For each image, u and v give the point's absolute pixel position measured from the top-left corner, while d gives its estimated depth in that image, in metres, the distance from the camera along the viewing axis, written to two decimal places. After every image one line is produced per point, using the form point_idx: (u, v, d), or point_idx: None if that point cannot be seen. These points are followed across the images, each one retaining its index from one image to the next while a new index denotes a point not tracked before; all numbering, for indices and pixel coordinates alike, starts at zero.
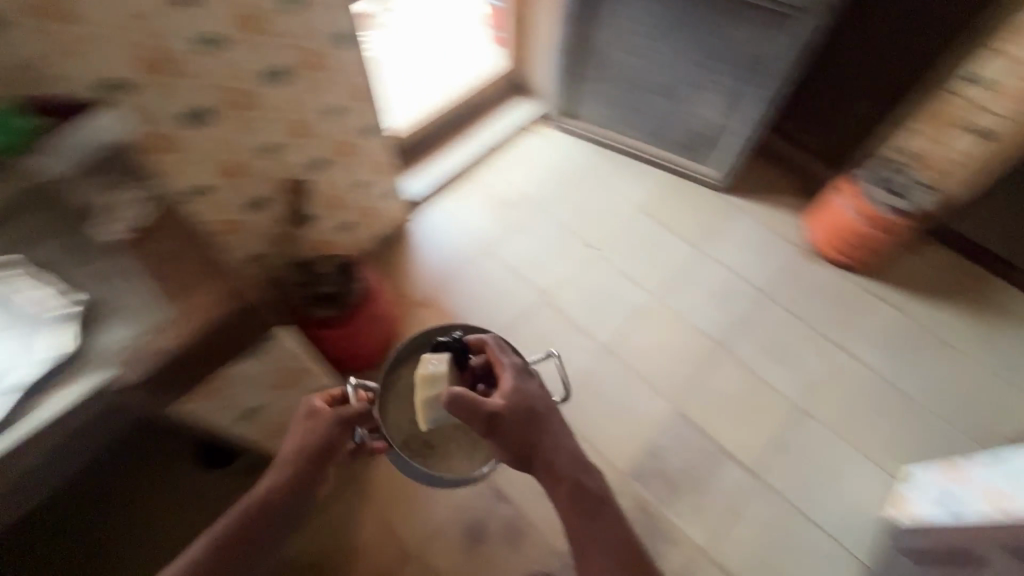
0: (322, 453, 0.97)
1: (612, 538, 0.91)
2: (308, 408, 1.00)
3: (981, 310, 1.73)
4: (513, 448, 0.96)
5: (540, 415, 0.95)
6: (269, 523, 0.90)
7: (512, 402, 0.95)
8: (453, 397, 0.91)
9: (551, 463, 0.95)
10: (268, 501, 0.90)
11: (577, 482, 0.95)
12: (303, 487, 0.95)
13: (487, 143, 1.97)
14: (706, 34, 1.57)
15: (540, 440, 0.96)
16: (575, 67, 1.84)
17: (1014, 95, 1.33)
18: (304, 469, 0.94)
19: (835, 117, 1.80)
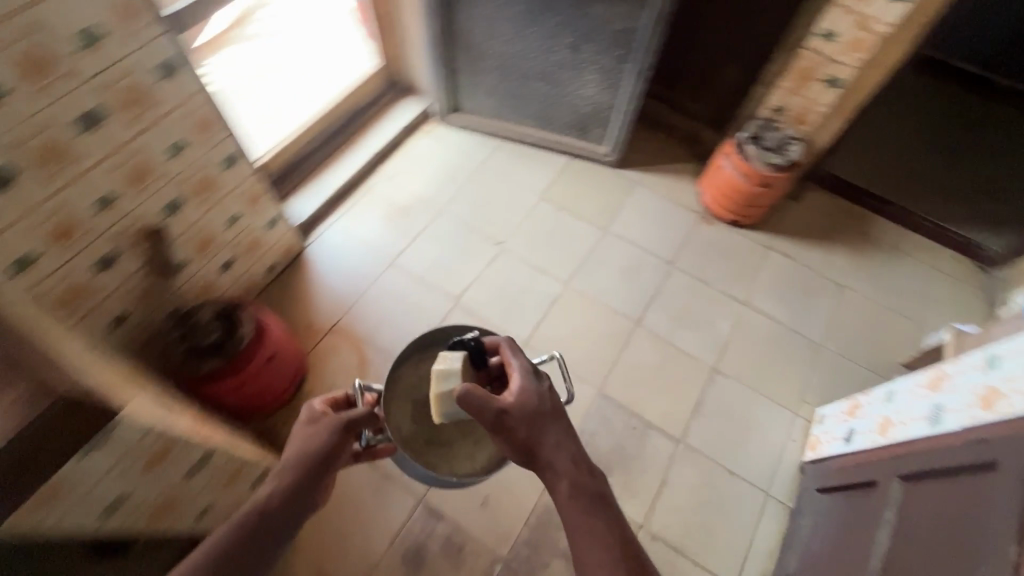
0: (324, 459, 1.02)
1: (615, 545, 0.83)
2: (311, 413, 1.07)
3: (861, 247, 1.87)
4: (520, 447, 0.91)
5: (554, 416, 0.90)
6: (271, 528, 0.93)
7: (523, 401, 0.91)
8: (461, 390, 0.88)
9: (559, 464, 0.89)
10: (270, 505, 0.94)
11: (585, 484, 0.88)
12: (304, 493, 0.99)
13: (375, 150, 1.91)
14: (574, 15, 1.54)
15: (547, 440, 0.91)
16: (452, 62, 1.80)
17: (855, 45, 1.47)
18: (305, 474, 0.99)
19: (708, 82, 1.86)
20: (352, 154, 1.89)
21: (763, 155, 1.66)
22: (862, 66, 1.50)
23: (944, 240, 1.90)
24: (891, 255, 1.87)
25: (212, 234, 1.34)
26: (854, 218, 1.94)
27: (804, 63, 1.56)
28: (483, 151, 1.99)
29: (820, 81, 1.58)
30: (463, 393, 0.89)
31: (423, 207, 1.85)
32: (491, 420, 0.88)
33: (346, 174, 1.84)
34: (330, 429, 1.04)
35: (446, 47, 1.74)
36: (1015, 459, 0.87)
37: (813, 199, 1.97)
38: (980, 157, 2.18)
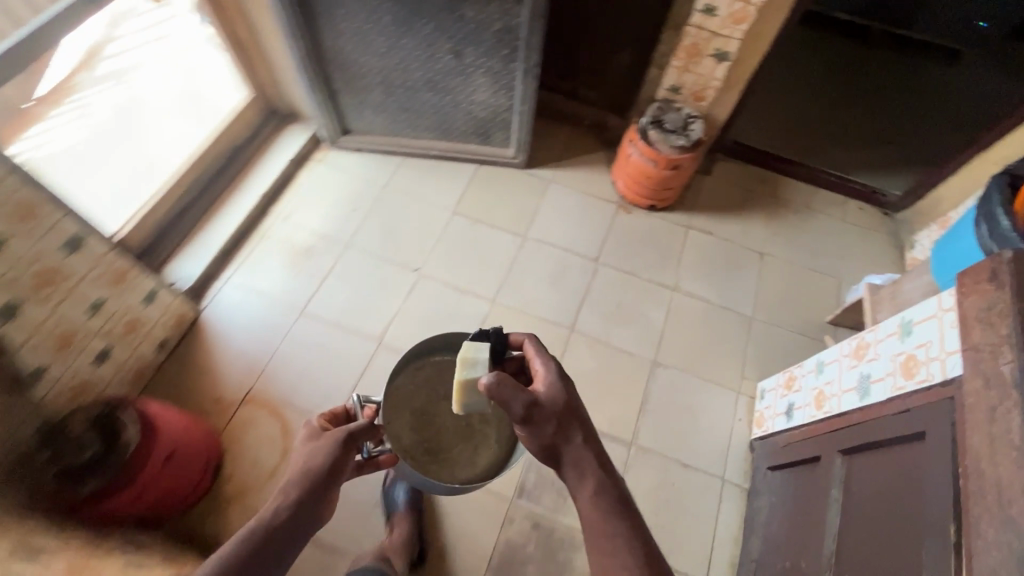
0: (328, 476, 0.94)
1: (630, 537, 0.88)
2: (310, 430, 1.01)
3: (774, 211, 1.90)
4: (543, 443, 0.94)
5: (581, 417, 0.93)
6: (279, 550, 0.85)
7: (553, 400, 0.94)
8: (492, 381, 0.88)
9: (582, 464, 0.93)
10: (275, 525, 0.86)
11: (607, 484, 0.92)
12: (310, 511, 0.91)
13: (263, 191, 1.74)
14: (448, 20, 1.43)
15: (571, 439, 0.94)
16: (328, 84, 1.65)
17: (734, 17, 1.44)
18: (311, 490, 0.91)
19: (601, 68, 1.81)
20: (238, 198, 1.72)
21: (667, 139, 1.62)
22: (745, 38, 1.48)
23: (851, 192, 1.96)
24: (804, 215, 1.90)
25: (72, 329, 1.16)
26: (765, 184, 1.96)
27: (690, 40, 1.53)
28: (384, 172, 1.87)
29: (709, 56, 1.55)
30: (493, 383, 0.90)
31: (328, 244, 1.71)
32: (520, 414, 0.90)
33: (235, 222, 1.67)
34: (334, 442, 0.95)
35: (318, 68, 1.59)
36: (939, 431, 0.86)
37: (725, 170, 1.97)
38: (870, 104, 2.26)
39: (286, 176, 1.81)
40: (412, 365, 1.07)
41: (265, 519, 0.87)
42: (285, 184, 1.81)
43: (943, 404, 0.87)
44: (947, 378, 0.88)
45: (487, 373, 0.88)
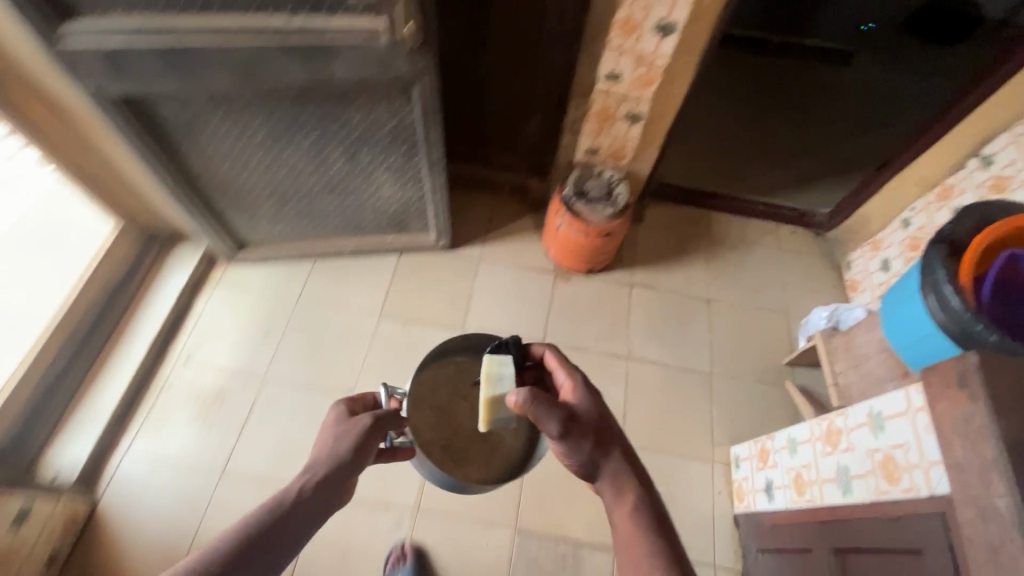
0: (352, 461, 0.91)
1: (671, 550, 0.86)
2: (341, 411, 0.99)
3: (712, 251, 1.85)
4: (580, 459, 0.93)
5: (616, 431, 0.93)
6: (302, 525, 0.84)
7: (586, 414, 0.95)
8: (527, 398, 0.86)
9: (619, 481, 0.92)
10: (296, 504, 0.84)
11: (644, 497, 0.92)
12: (331, 493, 0.89)
13: (153, 334, 1.51)
14: (331, 128, 1.27)
15: (606, 454, 0.94)
16: (209, 206, 1.44)
17: (639, 82, 1.36)
18: (336, 470, 0.89)
19: (513, 136, 1.69)
20: (124, 349, 1.48)
21: (595, 208, 1.53)
22: (655, 99, 1.40)
23: (782, 217, 1.94)
24: (741, 250, 1.87)
25: None
26: (698, 223, 1.91)
27: (599, 106, 1.44)
28: (296, 281, 1.67)
29: (622, 119, 1.46)
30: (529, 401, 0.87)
31: (243, 380, 1.50)
32: (558, 430, 0.89)
33: (126, 378, 1.44)
34: (361, 425, 0.95)
35: (192, 193, 1.38)
36: (938, 557, 0.79)
37: (657, 215, 1.91)
38: (782, 119, 2.27)
39: (179, 309, 1.58)
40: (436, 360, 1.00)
41: (287, 497, 0.85)
42: (181, 319, 1.58)
43: (933, 518, 0.81)
44: (935, 492, 0.82)
45: (523, 391, 0.87)
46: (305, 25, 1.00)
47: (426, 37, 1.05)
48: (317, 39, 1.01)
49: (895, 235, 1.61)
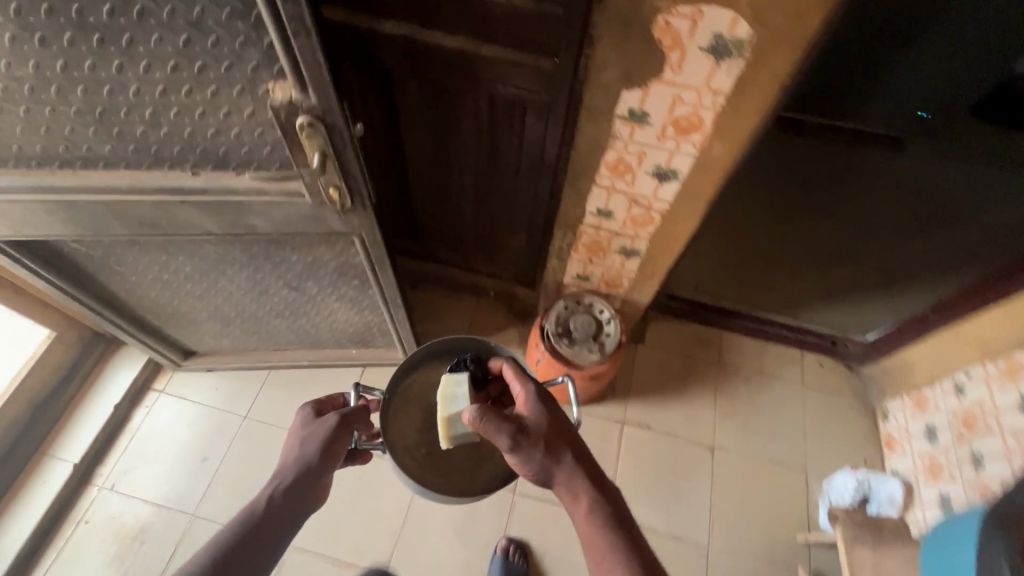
0: (321, 463, 0.95)
1: (628, 550, 0.81)
2: (307, 416, 1.01)
3: (721, 382, 1.61)
4: (533, 470, 0.85)
5: (572, 440, 0.85)
6: (281, 529, 0.89)
7: (543, 425, 0.86)
8: (474, 415, 0.80)
9: (574, 487, 0.85)
10: (268, 511, 0.89)
11: (601, 498, 0.85)
12: (302, 494, 0.93)
13: (77, 455, 1.36)
14: (267, 264, 1.09)
15: (561, 461, 0.85)
16: (143, 324, 1.29)
17: (634, 221, 1.14)
18: (305, 474, 0.93)
19: (496, 249, 1.48)
20: (45, 471, 1.34)
21: (580, 352, 1.31)
22: (653, 239, 1.18)
23: (806, 344, 1.68)
24: (756, 385, 1.61)
25: None
26: (707, 346, 1.67)
27: (588, 238, 1.23)
28: (247, 395, 1.50)
29: (615, 252, 1.25)
30: (477, 420, 0.81)
31: (170, 519, 1.34)
32: (511, 446, 0.82)
33: (42, 507, 1.30)
34: (328, 426, 0.97)
35: (120, 315, 1.23)
36: None
37: (660, 334, 1.67)
38: (821, 215, 1.98)
39: (115, 423, 1.42)
40: (420, 368, 0.98)
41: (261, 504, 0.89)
42: (115, 434, 1.42)
43: None
44: None
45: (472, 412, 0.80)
46: (209, 183, 0.82)
47: (359, 198, 0.85)
48: (224, 197, 0.83)
49: (944, 400, 1.34)
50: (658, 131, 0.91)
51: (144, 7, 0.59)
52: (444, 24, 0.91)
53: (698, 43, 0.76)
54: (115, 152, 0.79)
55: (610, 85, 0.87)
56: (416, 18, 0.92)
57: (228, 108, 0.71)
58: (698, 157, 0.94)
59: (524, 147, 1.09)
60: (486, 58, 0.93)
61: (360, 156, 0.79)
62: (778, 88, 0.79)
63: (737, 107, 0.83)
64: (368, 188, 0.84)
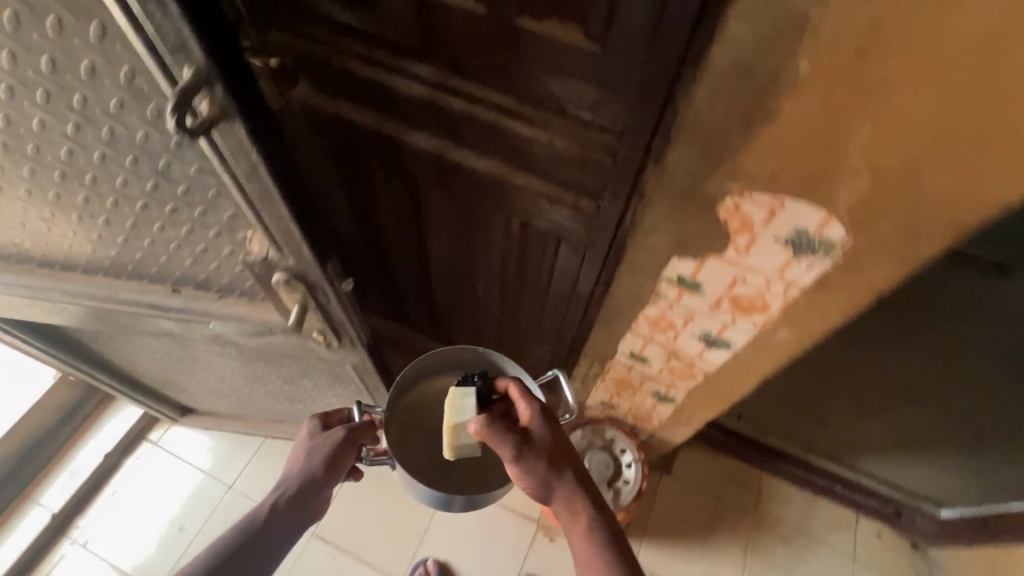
0: (326, 475, 0.91)
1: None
2: (316, 424, 0.96)
3: (754, 537, 1.39)
4: (534, 485, 0.79)
5: (578, 458, 0.79)
6: (280, 538, 0.87)
7: (549, 439, 0.80)
8: (480, 422, 0.74)
9: (575, 502, 0.79)
10: (270, 519, 0.86)
11: (601, 518, 0.79)
12: (306, 504, 0.90)
13: (58, 504, 1.32)
14: (257, 362, 1.00)
15: (563, 476, 0.80)
16: (138, 386, 1.24)
17: (672, 372, 0.98)
18: (309, 485, 0.90)
19: (517, 350, 1.34)
20: (22, 515, 1.30)
21: None
22: (693, 392, 1.01)
23: (862, 507, 1.43)
24: (796, 548, 1.38)
25: None
26: (744, 489, 1.45)
27: (617, 374, 1.07)
28: (236, 462, 1.41)
29: (646, 392, 1.08)
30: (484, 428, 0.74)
31: None
32: (518, 457, 0.75)
33: (9, 557, 1.25)
34: (335, 440, 0.92)
35: (114, 378, 1.17)
36: None
37: (690, 465, 1.47)
38: None
39: (100, 475, 1.36)
40: (418, 392, 0.90)
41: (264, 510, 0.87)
42: (99, 484, 1.36)
43: None
44: None
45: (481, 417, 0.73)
46: (189, 303, 0.73)
47: (349, 337, 0.74)
48: (204, 317, 0.74)
49: None
50: (712, 300, 0.75)
51: (105, 153, 0.50)
52: (475, 146, 0.80)
53: (774, 230, 0.60)
54: (93, 262, 0.71)
55: (658, 247, 0.72)
56: (446, 134, 0.80)
57: (204, 245, 0.62)
58: (757, 335, 0.77)
59: (555, 276, 0.95)
60: (520, 187, 0.80)
61: (349, 303, 0.68)
62: (872, 294, 0.62)
63: (816, 301, 0.66)
64: (359, 327, 0.73)
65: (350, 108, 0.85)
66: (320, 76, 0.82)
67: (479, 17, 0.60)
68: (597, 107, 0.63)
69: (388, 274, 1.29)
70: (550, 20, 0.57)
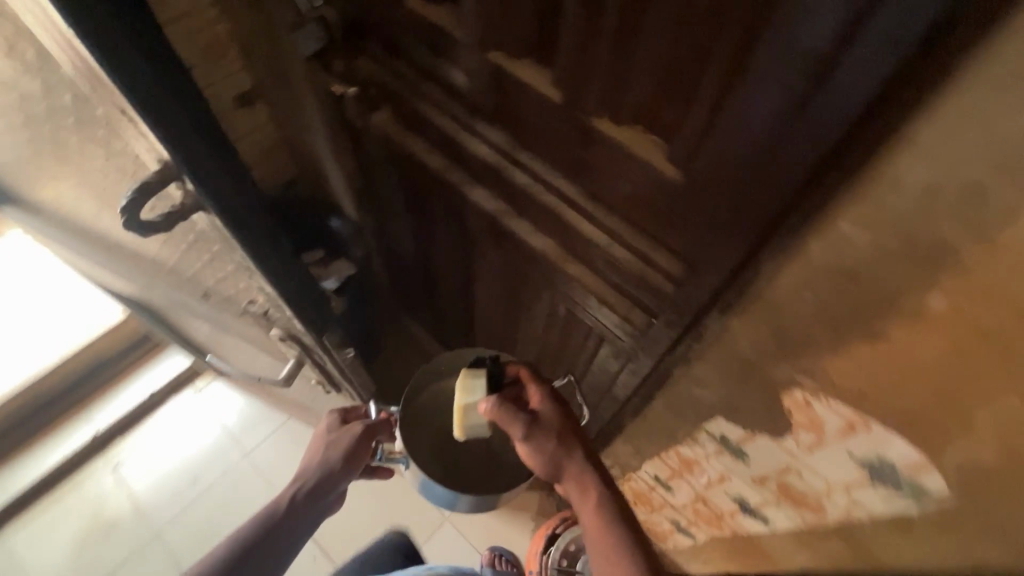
0: (343, 470, 0.77)
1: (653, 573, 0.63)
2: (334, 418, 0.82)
3: None
4: (546, 473, 0.69)
5: (592, 442, 0.69)
6: (294, 541, 0.73)
7: (561, 421, 0.71)
8: (489, 403, 0.68)
9: (588, 484, 0.68)
10: (286, 516, 0.73)
11: (620, 506, 0.68)
12: (325, 501, 0.77)
13: (101, 427, 1.42)
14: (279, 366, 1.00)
15: (574, 457, 0.70)
16: (186, 345, 1.31)
17: (695, 512, 0.85)
18: (326, 482, 0.76)
19: None
20: (71, 427, 1.42)
21: None
22: (715, 540, 0.87)
23: None
24: None
25: None
26: None
27: (636, 487, 0.96)
28: (260, 431, 1.46)
29: (664, 516, 0.96)
30: (494, 410, 0.68)
31: (139, 525, 1.34)
32: (526, 438, 0.68)
33: (51, 463, 1.37)
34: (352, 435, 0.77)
35: (168, 333, 1.24)
36: None
37: None
38: None
39: (141, 410, 1.46)
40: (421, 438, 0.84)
41: (277, 505, 0.74)
42: (140, 416, 1.46)
43: None
44: None
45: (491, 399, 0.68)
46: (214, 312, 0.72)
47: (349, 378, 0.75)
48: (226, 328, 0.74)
49: None
50: (757, 475, 0.62)
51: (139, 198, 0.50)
52: (533, 221, 0.72)
53: (849, 446, 0.46)
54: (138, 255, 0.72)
55: (705, 396, 0.61)
56: (507, 199, 0.73)
57: (229, 271, 0.61)
58: (804, 528, 0.64)
59: (593, 370, 0.86)
60: (571, 277, 0.72)
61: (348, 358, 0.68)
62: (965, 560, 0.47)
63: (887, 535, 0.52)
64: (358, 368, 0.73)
65: (423, 147, 0.81)
66: (399, 109, 0.79)
67: (555, 106, 0.53)
68: (667, 234, 0.53)
69: (436, 301, 1.25)
70: (635, 129, 0.49)
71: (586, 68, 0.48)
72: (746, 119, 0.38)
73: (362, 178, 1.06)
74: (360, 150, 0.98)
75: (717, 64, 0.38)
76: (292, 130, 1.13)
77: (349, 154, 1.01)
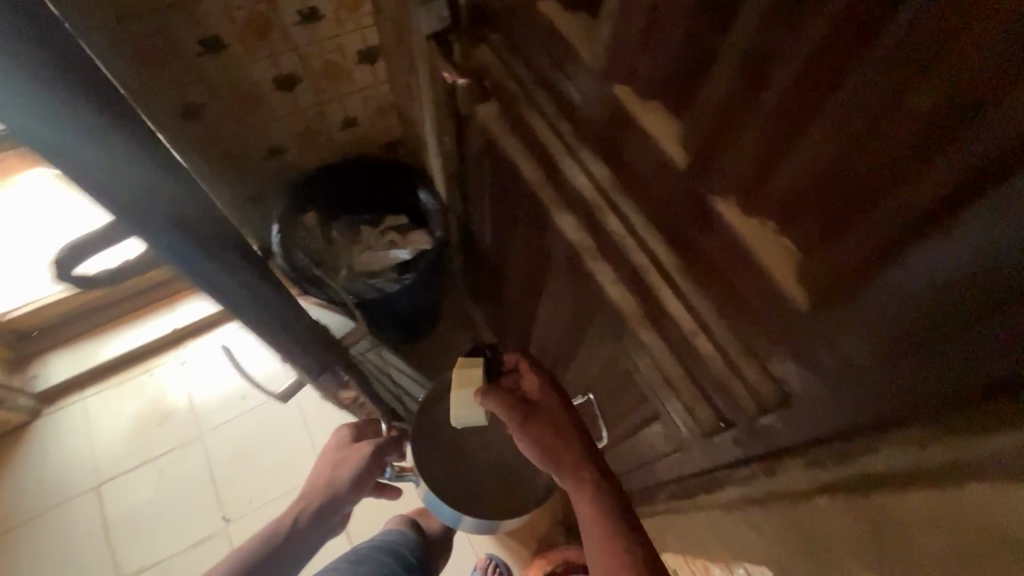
0: (349, 490, 0.87)
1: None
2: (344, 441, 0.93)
3: None
4: (537, 460, 0.70)
5: (581, 427, 0.68)
6: (298, 557, 0.82)
7: (551, 407, 0.72)
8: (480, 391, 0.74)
9: (581, 470, 0.65)
10: (294, 532, 0.83)
11: (614, 492, 0.63)
12: (330, 519, 0.86)
13: (178, 323, 1.54)
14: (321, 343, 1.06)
15: (569, 443, 0.68)
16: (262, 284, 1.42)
17: None
18: (331, 501, 0.86)
19: None
20: (155, 316, 1.55)
21: None
22: None
23: None
24: None
25: None
26: None
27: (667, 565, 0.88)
28: None
29: None
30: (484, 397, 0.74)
31: (189, 422, 1.46)
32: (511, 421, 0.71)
33: (132, 343, 1.50)
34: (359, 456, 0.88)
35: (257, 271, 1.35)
36: None
37: None
38: None
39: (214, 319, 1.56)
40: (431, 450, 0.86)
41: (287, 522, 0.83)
42: (213, 323, 1.57)
43: None
44: None
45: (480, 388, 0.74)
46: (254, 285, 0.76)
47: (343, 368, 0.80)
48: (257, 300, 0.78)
49: None
50: None
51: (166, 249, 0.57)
52: (614, 266, 0.64)
53: None
54: None
55: (761, 531, 0.51)
56: (594, 238, 0.65)
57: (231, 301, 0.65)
58: None
59: (642, 437, 0.78)
60: (640, 339, 0.64)
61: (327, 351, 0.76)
62: None
63: None
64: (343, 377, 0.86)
65: (520, 152, 0.74)
66: (507, 107, 0.72)
67: (676, 169, 0.44)
68: (772, 351, 0.44)
69: (500, 301, 1.20)
70: (762, 221, 0.39)
71: (724, 134, 0.38)
72: (938, 283, 0.29)
73: (457, 162, 1.02)
74: (461, 136, 0.93)
75: (889, 203, 0.29)
76: (405, 96, 1.11)
77: (450, 136, 0.96)
